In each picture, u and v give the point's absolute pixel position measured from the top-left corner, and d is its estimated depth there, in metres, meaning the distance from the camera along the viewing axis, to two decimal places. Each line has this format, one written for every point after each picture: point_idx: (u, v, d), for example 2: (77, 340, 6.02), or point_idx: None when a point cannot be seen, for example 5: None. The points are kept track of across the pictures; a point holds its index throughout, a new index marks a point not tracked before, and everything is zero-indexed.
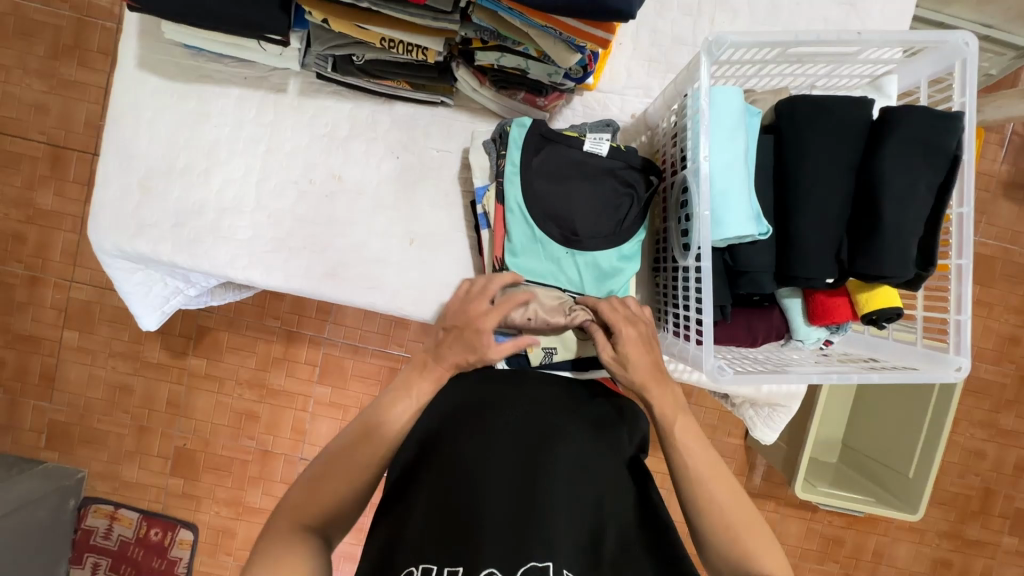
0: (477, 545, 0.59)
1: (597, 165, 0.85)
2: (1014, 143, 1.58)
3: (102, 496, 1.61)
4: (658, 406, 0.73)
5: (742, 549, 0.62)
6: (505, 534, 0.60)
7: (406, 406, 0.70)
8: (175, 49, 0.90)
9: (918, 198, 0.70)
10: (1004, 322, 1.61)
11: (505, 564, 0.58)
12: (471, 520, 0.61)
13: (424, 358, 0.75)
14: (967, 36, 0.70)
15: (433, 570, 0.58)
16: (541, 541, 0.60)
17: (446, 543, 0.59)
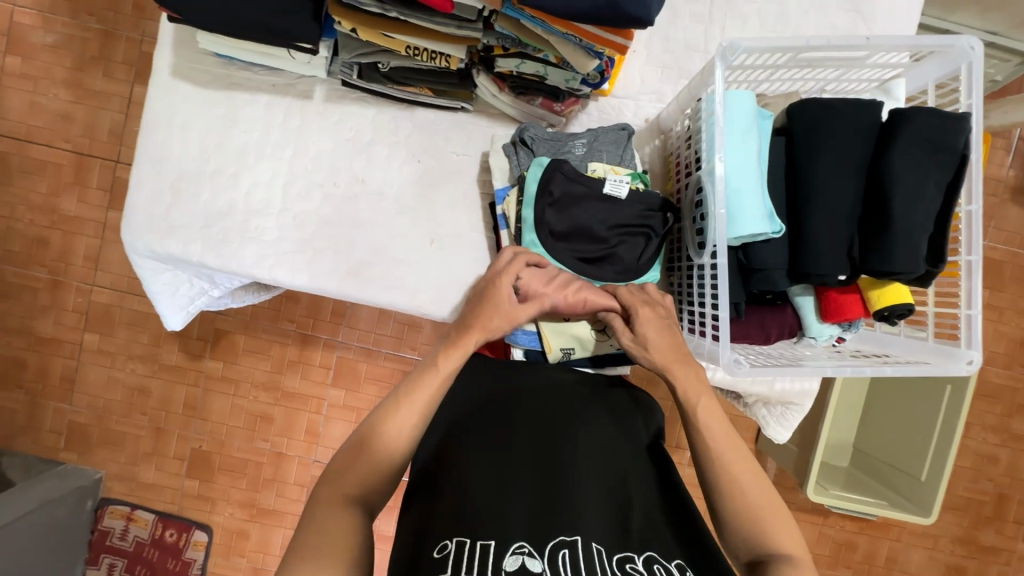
0: (505, 521, 0.60)
1: (617, 208, 0.85)
2: (1021, 149, 1.60)
3: (119, 497, 1.64)
4: (680, 386, 0.73)
5: (761, 530, 0.63)
6: (532, 511, 0.62)
7: (431, 382, 0.71)
8: (206, 58, 0.94)
9: (927, 196, 0.73)
10: (1015, 326, 1.62)
11: (534, 538, 0.59)
12: (497, 499, 0.63)
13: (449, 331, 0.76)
14: (973, 41, 0.73)
15: (468, 542, 0.58)
16: (567, 517, 0.61)
17: (475, 518, 0.61)
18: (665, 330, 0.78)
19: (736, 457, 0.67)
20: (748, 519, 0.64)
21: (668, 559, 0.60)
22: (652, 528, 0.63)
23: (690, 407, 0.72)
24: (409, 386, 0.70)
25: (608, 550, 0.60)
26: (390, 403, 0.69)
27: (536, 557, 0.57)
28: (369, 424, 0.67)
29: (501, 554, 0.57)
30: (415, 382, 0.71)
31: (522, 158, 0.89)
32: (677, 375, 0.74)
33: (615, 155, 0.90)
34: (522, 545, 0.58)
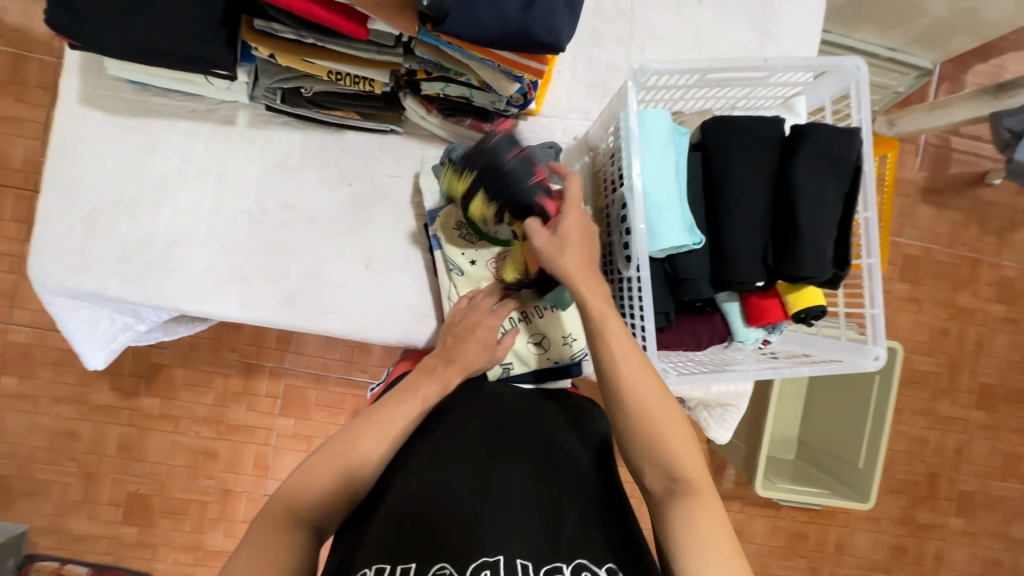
0: (429, 544, 0.60)
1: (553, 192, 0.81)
2: (927, 152, 1.74)
3: (47, 551, 1.51)
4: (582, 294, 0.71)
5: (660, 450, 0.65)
6: (461, 529, 0.61)
7: (411, 408, 0.73)
8: (119, 85, 0.90)
9: (828, 205, 0.78)
10: (933, 316, 1.74)
11: (457, 557, 0.58)
12: (425, 521, 0.62)
13: (434, 363, 0.79)
14: (858, 61, 0.79)
15: (386, 569, 0.57)
16: (493, 535, 0.61)
17: (401, 543, 0.60)
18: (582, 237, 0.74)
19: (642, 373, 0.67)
20: (651, 439, 0.65)
21: (598, 565, 0.60)
22: (588, 536, 0.63)
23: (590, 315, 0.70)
24: (384, 408, 0.72)
25: (536, 564, 0.59)
26: (363, 422, 0.70)
27: None
28: (339, 441, 0.67)
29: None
30: (393, 405, 0.72)
31: (452, 178, 0.89)
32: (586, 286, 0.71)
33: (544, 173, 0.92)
34: (443, 567, 0.57)
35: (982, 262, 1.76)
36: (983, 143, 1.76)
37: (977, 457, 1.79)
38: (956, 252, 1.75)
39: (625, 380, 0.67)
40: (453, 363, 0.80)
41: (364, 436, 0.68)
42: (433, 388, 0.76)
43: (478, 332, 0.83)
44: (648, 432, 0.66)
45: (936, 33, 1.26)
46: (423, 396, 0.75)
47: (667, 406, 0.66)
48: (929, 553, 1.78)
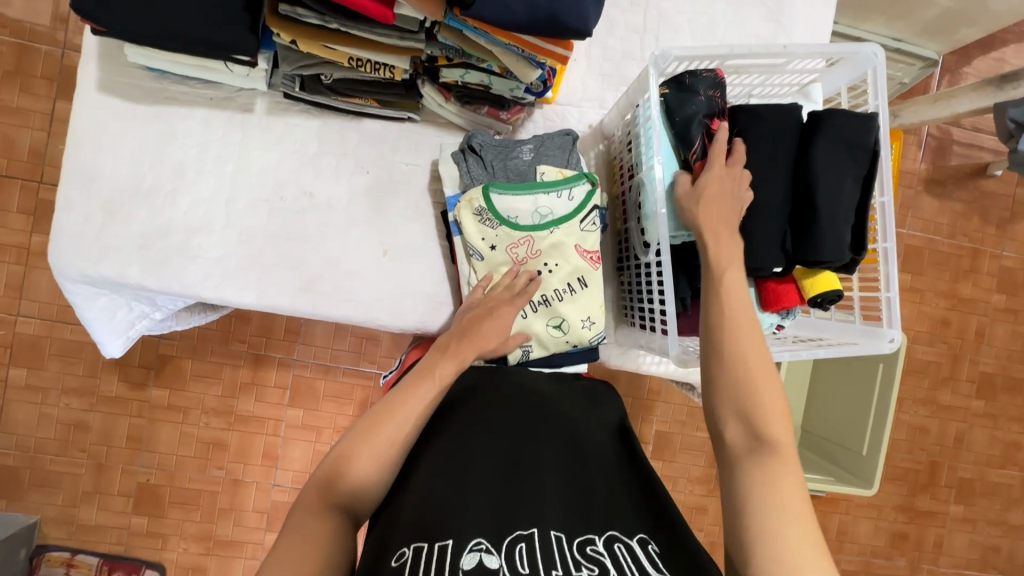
0: (463, 519, 0.60)
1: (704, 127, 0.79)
2: (929, 143, 1.75)
3: (58, 542, 1.52)
4: (715, 253, 0.72)
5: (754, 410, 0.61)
6: (493, 508, 0.63)
7: (428, 390, 0.72)
8: (136, 72, 0.90)
9: (846, 190, 0.79)
10: (935, 306, 1.76)
11: (492, 533, 0.59)
12: (457, 500, 0.63)
13: (446, 343, 0.78)
14: (875, 48, 0.80)
15: (424, 547, 0.57)
16: (526, 514, 0.62)
17: (435, 519, 0.60)
18: (726, 197, 0.75)
19: (751, 333, 0.66)
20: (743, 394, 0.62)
21: (629, 537, 0.62)
22: (615, 512, 0.65)
23: (717, 272, 0.70)
24: (401, 393, 0.70)
25: (568, 537, 0.61)
26: (380, 411, 0.68)
27: (494, 552, 0.56)
28: (357, 430, 0.66)
29: (459, 552, 0.56)
30: (408, 390, 0.71)
31: (471, 164, 0.90)
32: (717, 244, 0.72)
33: (561, 159, 0.92)
34: (480, 542, 0.57)
35: (983, 253, 1.78)
36: (984, 134, 1.78)
37: (977, 445, 1.81)
38: (958, 243, 1.77)
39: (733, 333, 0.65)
40: (466, 340, 0.79)
41: (384, 423, 0.67)
42: (450, 368, 0.75)
43: (497, 315, 0.83)
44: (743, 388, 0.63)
45: (943, 24, 1.27)
46: (437, 379, 0.73)
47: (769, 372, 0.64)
48: (929, 540, 1.81)
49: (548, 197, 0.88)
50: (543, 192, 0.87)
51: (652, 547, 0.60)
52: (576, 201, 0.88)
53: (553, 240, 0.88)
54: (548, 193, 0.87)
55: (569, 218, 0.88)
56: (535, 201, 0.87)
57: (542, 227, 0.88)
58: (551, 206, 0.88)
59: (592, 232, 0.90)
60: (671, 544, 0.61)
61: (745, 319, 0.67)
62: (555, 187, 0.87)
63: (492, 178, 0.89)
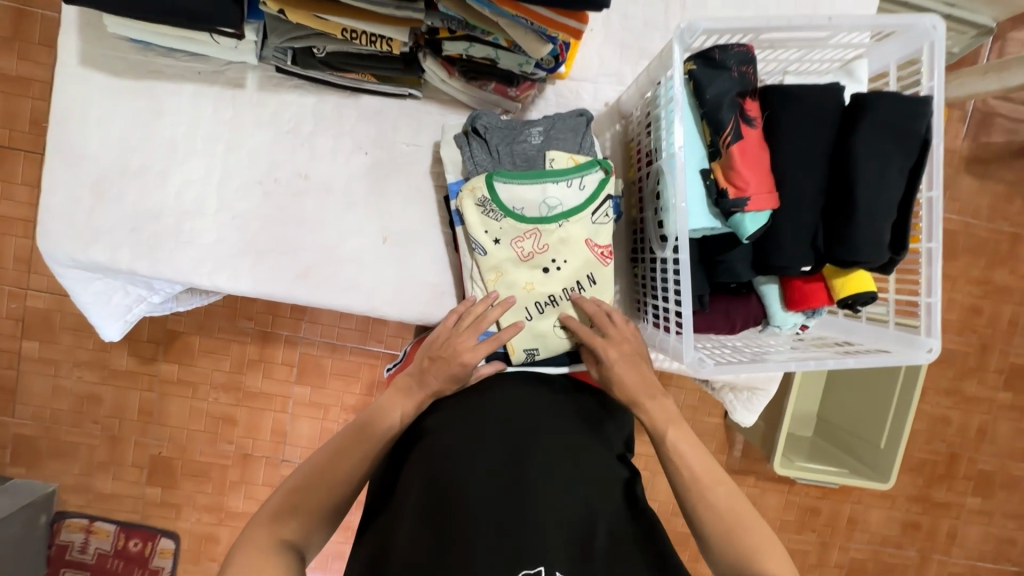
0: (465, 557, 0.59)
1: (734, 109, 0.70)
2: (976, 119, 1.62)
3: (76, 509, 1.56)
4: (650, 419, 0.76)
5: (744, 551, 0.65)
6: (497, 539, 0.60)
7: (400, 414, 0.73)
8: (121, 43, 0.85)
9: (890, 183, 0.71)
10: (966, 294, 1.67)
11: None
12: (460, 528, 0.61)
13: (407, 383, 0.74)
14: (935, 20, 0.71)
15: None
16: (528, 548, 0.60)
17: (434, 554, 0.60)
18: (632, 363, 0.78)
19: (715, 484, 0.70)
20: (730, 541, 0.66)
21: None
22: (617, 549, 0.63)
23: (659, 435, 0.74)
24: (374, 417, 0.71)
25: None
26: (352, 430, 0.70)
27: None
28: (328, 448, 0.68)
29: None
30: (380, 415, 0.72)
31: (474, 148, 0.83)
32: (645, 408, 0.76)
33: (573, 142, 0.85)
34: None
35: None
36: None
37: (1001, 438, 1.75)
38: (997, 227, 1.66)
39: (700, 491, 0.70)
40: (426, 388, 0.75)
41: (353, 449, 0.69)
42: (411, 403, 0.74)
43: (454, 365, 0.74)
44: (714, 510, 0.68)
45: None
46: (412, 401, 0.74)
47: (748, 511, 0.68)
48: (943, 531, 1.77)
49: (557, 186, 0.81)
50: (553, 181, 0.80)
51: None
52: (588, 189, 0.82)
53: (563, 234, 0.81)
54: (558, 182, 0.81)
55: (580, 210, 0.81)
56: (543, 191, 0.80)
57: (551, 219, 0.81)
58: (560, 196, 0.81)
59: (605, 225, 0.83)
60: None
61: (693, 450, 0.73)
62: (565, 175, 0.81)
63: (498, 165, 0.83)
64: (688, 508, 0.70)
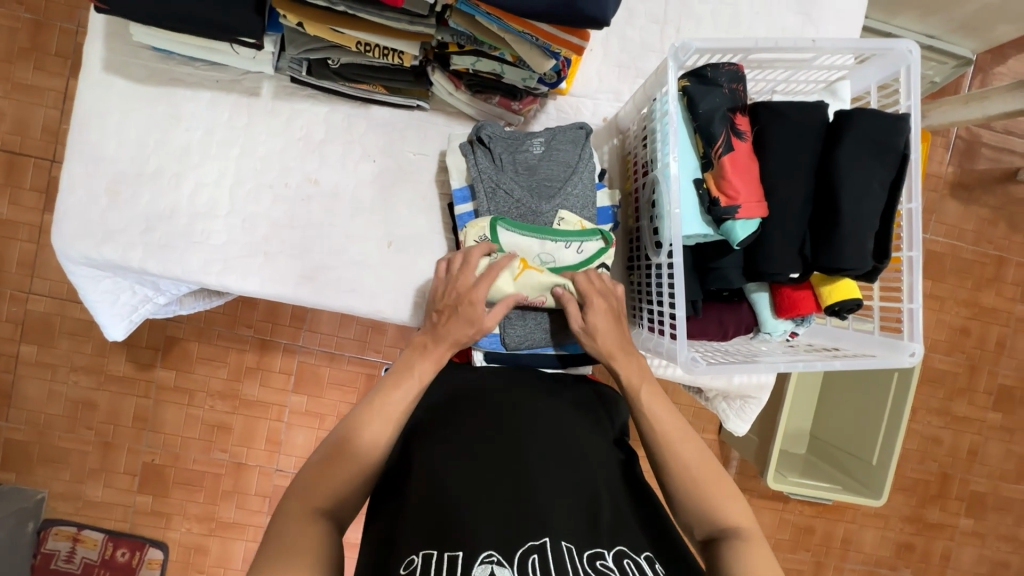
0: (474, 529, 0.59)
1: (725, 123, 0.74)
2: (958, 146, 1.69)
3: (63, 517, 1.54)
4: (622, 375, 0.78)
5: (709, 504, 0.68)
6: (505, 513, 0.61)
7: (407, 390, 0.72)
8: (143, 52, 0.89)
9: (872, 195, 0.75)
10: (955, 314, 1.71)
11: (503, 544, 0.57)
12: (467, 505, 0.62)
13: (424, 341, 0.76)
14: (911, 44, 0.76)
15: (434, 555, 0.57)
16: (537, 519, 0.60)
17: (441, 528, 0.59)
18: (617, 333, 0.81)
19: (682, 439, 0.72)
20: (696, 495, 0.68)
21: (637, 553, 0.60)
22: (623, 523, 0.64)
23: (633, 393, 0.77)
24: (382, 394, 0.71)
25: (578, 548, 0.59)
26: (364, 405, 0.70)
27: (505, 565, 0.55)
28: (343, 428, 0.67)
29: (469, 565, 0.55)
30: (389, 389, 0.71)
31: (479, 157, 0.86)
32: (622, 363, 0.78)
33: (573, 153, 0.88)
34: (491, 554, 0.56)
35: (1008, 261, 1.72)
36: (1016, 138, 1.71)
37: (991, 459, 1.76)
38: (982, 250, 1.71)
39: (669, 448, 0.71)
40: (443, 340, 0.76)
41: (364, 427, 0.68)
42: (428, 368, 0.74)
43: (462, 309, 0.76)
44: (684, 470, 0.70)
45: (979, 21, 1.21)
46: (420, 375, 0.74)
47: (713, 466, 0.70)
48: (936, 552, 1.77)
49: (555, 244, 0.84)
50: (551, 239, 0.84)
51: (659, 567, 0.59)
52: (585, 254, 0.85)
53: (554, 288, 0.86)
54: (556, 241, 0.84)
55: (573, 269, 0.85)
56: (540, 246, 0.84)
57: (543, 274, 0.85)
58: (556, 254, 0.85)
59: None
60: (674, 563, 0.62)
61: (661, 406, 0.75)
62: (566, 237, 0.84)
63: (500, 210, 0.85)
64: (657, 465, 0.72)
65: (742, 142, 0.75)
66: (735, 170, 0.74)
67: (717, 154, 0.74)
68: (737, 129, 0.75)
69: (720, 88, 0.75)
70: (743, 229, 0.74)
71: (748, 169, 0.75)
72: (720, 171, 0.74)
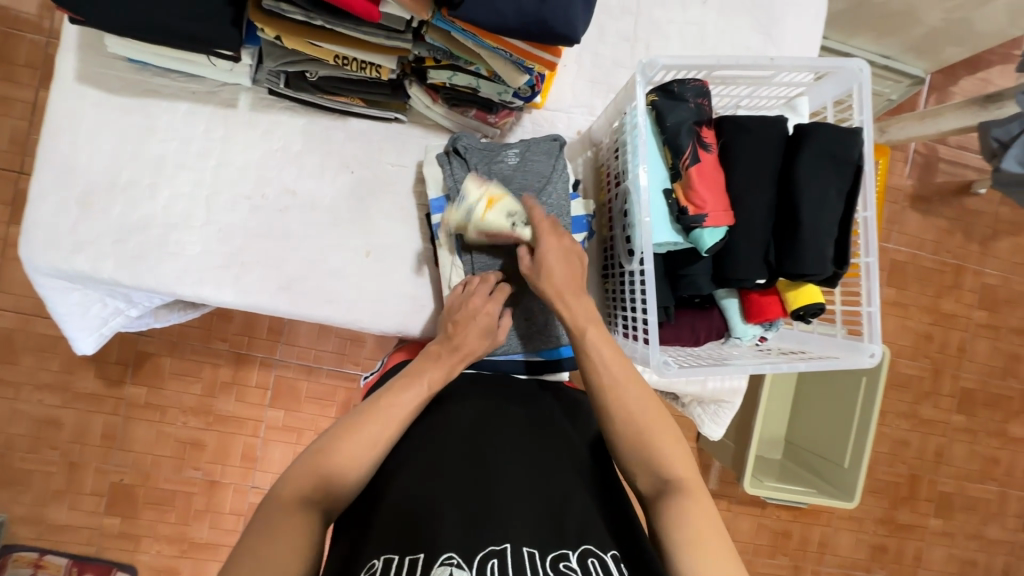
0: (436, 534, 0.60)
1: (692, 136, 0.78)
2: (916, 160, 1.77)
3: (25, 542, 1.48)
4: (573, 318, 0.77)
5: (655, 460, 0.68)
6: (468, 519, 0.62)
7: (417, 392, 0.72)
8: (117, 63, 0.89)
9: (830, 204, 0.79)
10: (918, 320, 1.78)
11: (464, 548, 0.59)
12: (430, 512, 0.63)
13: (438, 349, 0.78)
14: (861, 63, 0.81)
15: (395, 559, 0.58)
16: (500, 524, 0.62)
17: (406, 533, 0.60)
18: None
19: (627, 384, 0.72)
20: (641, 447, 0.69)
21: (603, 551, 0.62)
22: (590, 522, 0.65)
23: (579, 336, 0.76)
24: (389, 394, 0.71)
25: (541, 551, 0.60)
26: (364, 410, 0.69)
27: (464, 567, 0.57)
28: (336, 431, 0.66)
29: (429, 566, 0.57)
30: (398, 391, 0.71)
31: (456, 167, 0.88)
32: (570, 305, 0.78)
33: (548, 164, 0.90)
34: (451, 556, 0.58)
35: (966, 270, 1.80)
36: (969, 153, 1.80)
37: (957, 460, 1.83)
38: (941, 259, 1.79)
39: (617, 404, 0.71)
40: (458, 351, 0.78)
41: (363, 425, 0.67)
42: (439, 373, 0.75)
43: (479, 318, 0.80)
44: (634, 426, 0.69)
45: (929, 43, 1.29)
46: (428, 379, 0.74)
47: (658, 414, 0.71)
48: (908, 553, 1.82)
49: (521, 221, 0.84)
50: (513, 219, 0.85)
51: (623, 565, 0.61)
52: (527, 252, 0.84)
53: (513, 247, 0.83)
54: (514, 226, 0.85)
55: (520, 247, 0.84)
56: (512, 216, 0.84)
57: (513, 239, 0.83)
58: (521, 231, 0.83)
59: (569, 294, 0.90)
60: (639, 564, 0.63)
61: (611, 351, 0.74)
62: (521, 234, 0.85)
63: None
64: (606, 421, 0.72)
65: (709, 154, 0.78)
66: (701, 181, 0.77)
67: (685, 163, 0.77)
68: (704, 141, 0.78)
69: (687, 103, 0.78)
70: (710, 237, 0.77)
71: (715, 179, 0.78)
72: (689, 178, 0.77)
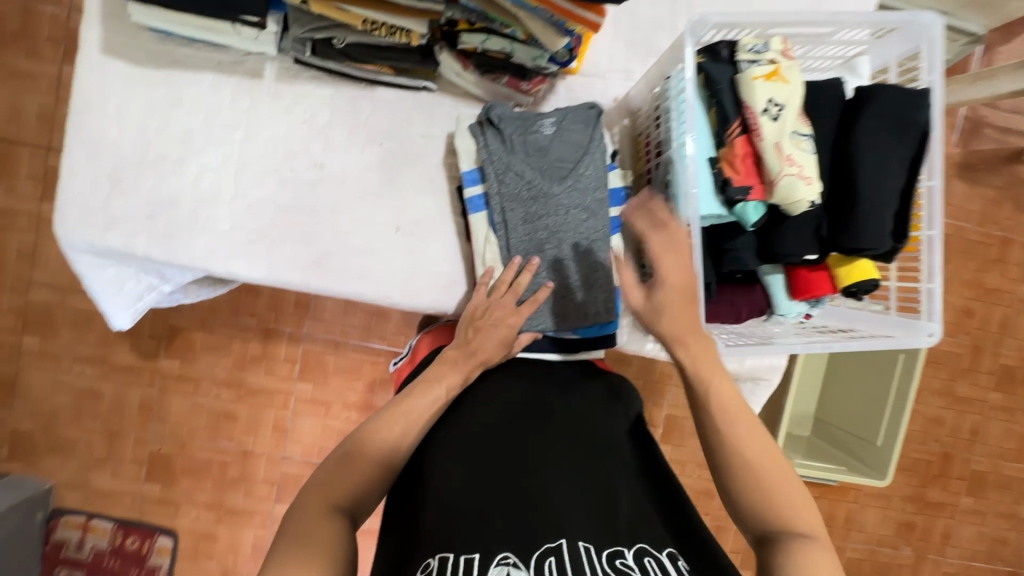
0: (488, 532, 0.59)
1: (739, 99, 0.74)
2: (965, 127, 1.67)
3: (73, 506, 1.54)
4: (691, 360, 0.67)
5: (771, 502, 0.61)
6: (519, 515, 0.61)
7: (436, 398, 0.71)
8: (141, 33, 0.86)
9: (891, 173, 0.74)
10: (959, 295, 1.71)
11: (519, 547, 0.58)
12: (478, 508, 0.62)
13: (454, 353, 0.76)
14: (933, 17, 0.74)
15: (450, 557, 0.57)
16: (552, 520, 0.61)
17: (454, 531, 0.59)
18: None
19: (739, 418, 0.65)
20: (756, 492, 0.62)
21: (659, 550, 0.59)
22: (641, 519, 0.64)
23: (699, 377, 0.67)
24: (406, 401, 0.70)
25: (597, 546, 0.59)
26: (382, 416, 0.68)
27: (521, 567, 0.56)
28: (362, 432, 0.66)
29: (485, 567, 0.56)
30: (414, 397, 0.70)
31: (489, 138, 0.85)
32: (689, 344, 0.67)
33: (584, 134, 0.86)
34: (507, 556, 0.57)
35: (1014, 242, 1.71)
36: None
37: (993, 438, 1.78)
38: (988, 231, 1.70)
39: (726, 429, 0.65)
40: (474, 357, 0.77)
41: (386, 427, 0.66)
42: (458, 377, 0.74)
43: (497, 328, 0.80)
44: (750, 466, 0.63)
45: None
46: (448, 384, 0.73)
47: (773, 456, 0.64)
48: (937, 531, 1.79)
49: None
50: None
51: (683, 563, 0.59)
52: None
53: None
54: None
55: None
56: None
57: None
58: None
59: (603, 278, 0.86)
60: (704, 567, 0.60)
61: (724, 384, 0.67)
62: None
63: (509, 191, 0.84)
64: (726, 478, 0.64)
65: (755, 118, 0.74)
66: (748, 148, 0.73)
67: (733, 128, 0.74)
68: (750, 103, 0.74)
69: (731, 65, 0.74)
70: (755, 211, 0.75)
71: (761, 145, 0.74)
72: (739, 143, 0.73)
